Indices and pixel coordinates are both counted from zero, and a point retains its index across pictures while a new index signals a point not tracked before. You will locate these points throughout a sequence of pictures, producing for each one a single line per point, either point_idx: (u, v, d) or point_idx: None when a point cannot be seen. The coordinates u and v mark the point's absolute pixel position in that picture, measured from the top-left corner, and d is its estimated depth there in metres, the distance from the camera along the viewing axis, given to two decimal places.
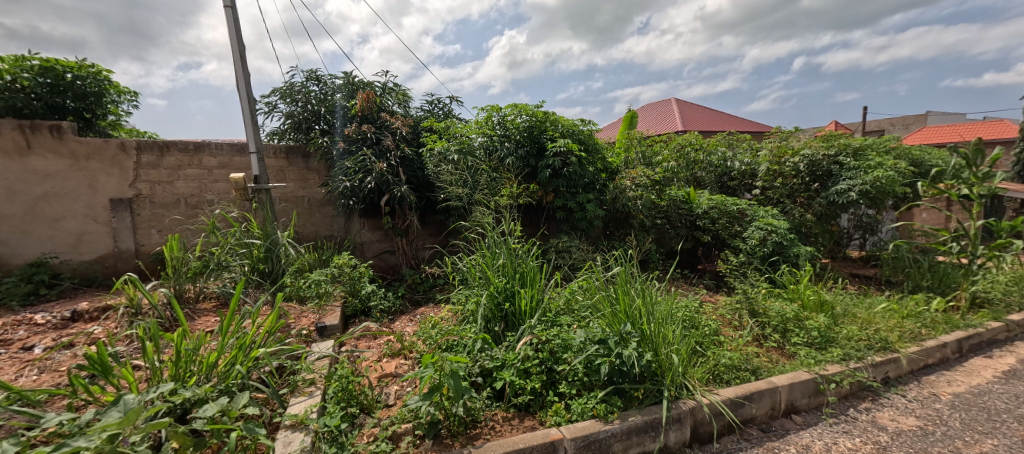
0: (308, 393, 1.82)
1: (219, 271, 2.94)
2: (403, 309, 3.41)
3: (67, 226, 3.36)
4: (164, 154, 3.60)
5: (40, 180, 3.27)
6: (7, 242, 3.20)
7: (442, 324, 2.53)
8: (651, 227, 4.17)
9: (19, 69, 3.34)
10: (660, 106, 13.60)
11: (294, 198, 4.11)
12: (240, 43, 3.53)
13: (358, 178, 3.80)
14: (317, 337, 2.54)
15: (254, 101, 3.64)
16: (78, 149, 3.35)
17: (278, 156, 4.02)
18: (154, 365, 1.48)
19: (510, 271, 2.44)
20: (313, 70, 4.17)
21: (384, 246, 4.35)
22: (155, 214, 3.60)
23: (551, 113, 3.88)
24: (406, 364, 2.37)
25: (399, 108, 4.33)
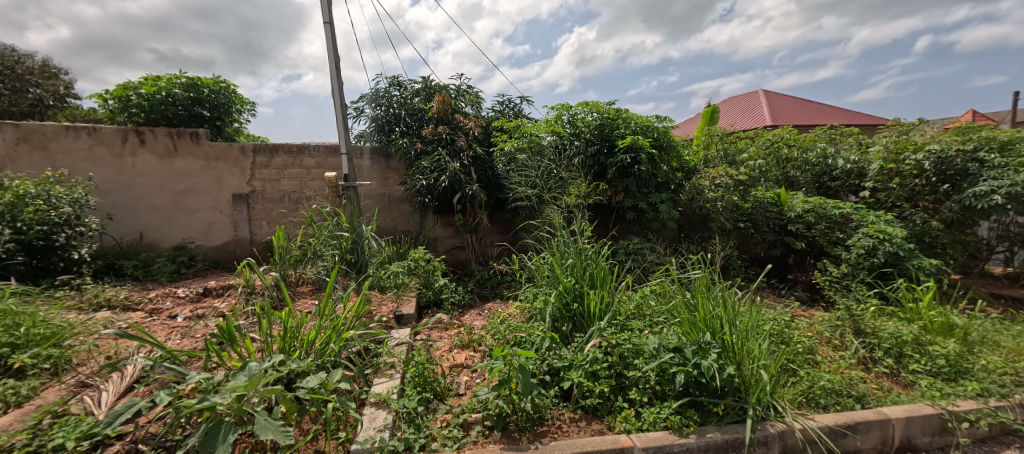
0: (388, 375, 1.97)
1: (315, 259, 3.29)
2: (472, 304, 3.54)
3: (201, 217, 4.00)
4: (273, 155, 4.11)
5: (183, 177, 3.92)
6: (159, 229, 3.90)
7: (510, 320, 2.60)
8: (733, 230, 3.86)
9: (173, 86, 4.07)
10: (746, 99, 12.47)
11: (377, 195, 4.46)
12: (335, 55, 3.91)
13: (434, 177, 4.00)
14: (396, 324, 2.74)
15: (345, 106, 4.01)
16: (210, 151, 3.95)
17: (364, 156, 4.38)
18: (267, 338, 1.70)
19: (578, 272, 2.41)
20: (395, 77, 4.49)
21: (455, 242, 4.54)
22: (266, 208, 4.13)
23: (624, 110, 3.76)
24: (475, 356, 2.47)
25: (471, 109, 4.50)
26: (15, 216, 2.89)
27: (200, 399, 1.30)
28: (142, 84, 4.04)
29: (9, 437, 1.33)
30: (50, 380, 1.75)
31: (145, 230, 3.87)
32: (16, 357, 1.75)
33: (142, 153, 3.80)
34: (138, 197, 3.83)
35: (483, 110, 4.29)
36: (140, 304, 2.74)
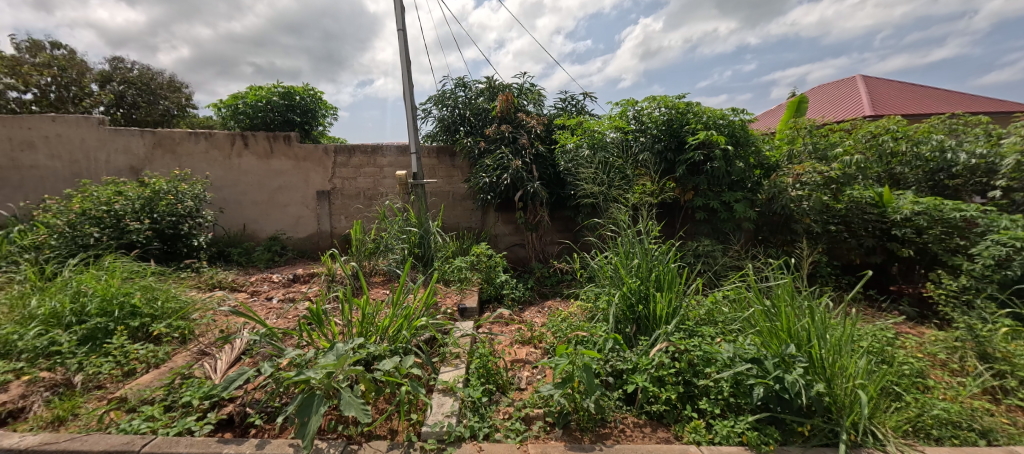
0: (454, 364, 2.05)
1: (386, 252, 3.52)
2: (532, 301, 3.57)
3: (291, 211, 4.46)
4: (351, 155, 4.44)
5: (277, 176, 4.40)
6: (258, 221, 4.43)
7: (571, 319, 2.61)
8: (821, 234, 3.49)
9: (271, 95, 4.61)
10: (840, 86, 11.10)
11: (442, 192, 4.66)
12: (407, 59, 4.14)
13: (497, 174, 4.07)
14: (460, 316, 2.86)
15: (415, 108, 4.23)
16: (299, 152, 4.38)
17: (431, 155, 4.59)
18: (348, 323, 1.86)
19: (644, 273, 2.34)
20: (461, 78, 4.64)
21: (515, 239, 4.59)
22: (344, 203, 4.50)
23: (694, 105, 3.56)
24: (536, 352, 2.50)
25: (533, 108, 4.52)
26: (153, 208, 3.46)
27: (298, 372, 1.47)
28: (248, 95, 4.62)
29: (152, 391, 1.63)
30: (179, 347, 2.08)
31: (247, 222, 4.41)
32: (157, 325, 2.11)
33: (245, 155, 4.33)
34: (242, 193, 4.37)
35: (546, 108, 4.29)
36: (244, 286, 3.13)
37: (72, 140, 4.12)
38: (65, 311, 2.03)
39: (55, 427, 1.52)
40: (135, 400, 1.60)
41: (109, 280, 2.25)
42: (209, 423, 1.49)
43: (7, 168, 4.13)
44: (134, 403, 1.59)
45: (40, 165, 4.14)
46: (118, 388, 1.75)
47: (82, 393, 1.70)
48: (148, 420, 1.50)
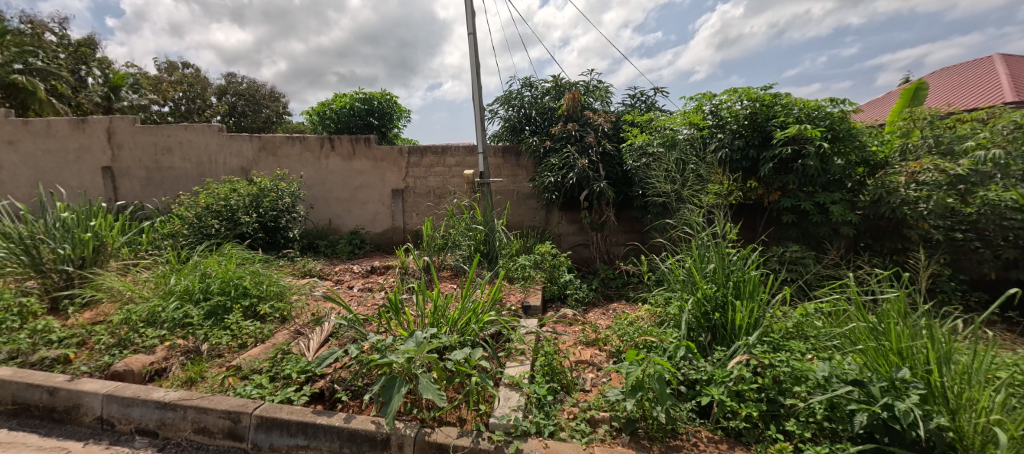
0: (519, 361, 2.09)
1: (454, 248, 3.66)
2: (596, 302, 3.51)
3: (370, 208, 4.83)
4: (423, 155, 4.69)
5: (358, 175, 4.78)
6: (342, 217, 4.87)
7: (638, 323, 2.55)
8: (942, 242, 2.99)
9: (353, 100, 5.08)
10: (973, 69, 9.34)
11: (507, 191, 4.74)
12: (476, 62, 4.27)
13: (562, 174, 4.05)
14: (524, 314, 2.89)
15: (483, 109, 4.35)
16: (377, 153, 4.72)
17: (498, 155, 4.68)
18: (422, 314, 1.98)
19: (721, 279, 2.19)
20: (527, 78, 4.68)
21: (579, 239, 4.54)
22: (416, 201, 4.77)
23: (782, 97, 3.25)
24: (601, 355, 2.46)
25: (600, 105, 4.43)
26: (259, 203, 3.95)
27: (381, 355, 1.60)
28: (335, 101, 5.09)
29: (260, 362, 1.87)
30: (280, 326, 2.37)
31: (333, 218, 4.87)
32: (263, 306, 2.41)
33: (332, 156, 4.77)
34: (329, 191, 4.83)
35: (614, 105, 4.18)
36: (330, 275, 3.46)
37: (199, 145, 4.85)
38: (195, 289, 2.40)
39: (187, 386, 1.81)
40: (247, 369, 1.86)
41: (227, 264, 2.62)
42: (305, 394, 1.68)
43: (152, 170, 4.98)
44: (246, 371, 1.84)
45: (176, 166, 4.94)
46: (234, 357, 2.03)
47: (208, 359, 2.00)
48: (257, 387, 1.73)
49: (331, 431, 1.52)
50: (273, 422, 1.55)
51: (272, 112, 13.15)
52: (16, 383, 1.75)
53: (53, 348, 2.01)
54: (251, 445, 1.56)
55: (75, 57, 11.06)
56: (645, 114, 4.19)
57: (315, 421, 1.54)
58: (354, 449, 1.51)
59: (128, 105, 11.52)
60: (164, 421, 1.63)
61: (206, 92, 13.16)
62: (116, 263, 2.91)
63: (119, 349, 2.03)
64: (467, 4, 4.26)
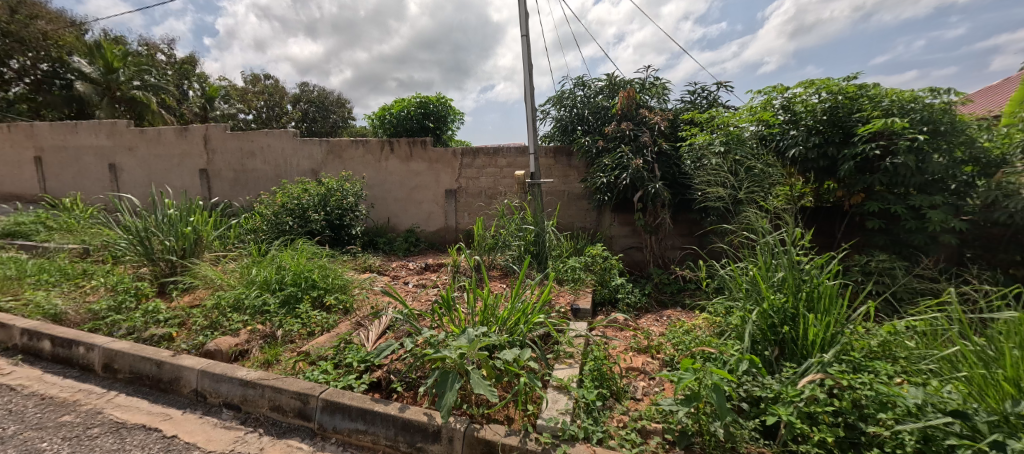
0: (568, 363, 2.07)
1: (504, 248, 3.71)
2: (648, 308, 3.39)
3: (425, 207, 5.03)
4: (476, 157, 4.79)
5: (414, 176, 5.00)
6: (399, 216, 5.12)
7: (696, 332, 2.45)
8: None
9: (411, 104, 5.33)
10: None
11: (557, 192, 4.71)
12: (529, 63, 4.29)
13: (615, 174, 3.93)
14: (573, 317, 2.87)
15: (535, 109, 4.36)
16: (432, 155, 4.91)
17: (549, 156, 4.67)
18: (473, 312, 2.03)
19: (792, 289, 2.01)
20: (580, 77, 4.62)
21: (632, 241, 4.41)
22: (468, 201, 4.89)
23: (869, 88, 2.92)
24: (653, 363, 2.37)
25: (657, 103, 4.27)
26: (326, 202, 4.27)
27: (435, 350, 1.66)
28: (395, 106, 5.36)
29: (326, 350, 2.03)
30: (343, 317, 2.55)
31: (391, 217, 5.14)
32: (329, 297, 2.61)
33: (391, 158, 5.03)
34: (388, 192, 5.10)
35: (672, 102, 4.00)
36: (387, 271, 3.66)
37: (277, 149, 5.35)
38: (272, 279, 2.65)
39: (265, 367, 2.00)
40: (315, 356, 2.02)
41: (299, 258, 2.86)
42: (364, 383, 1.80)
43: (239, 172, 5.58)
44: (314, 357, 2.01)
45: (257, 169, 5.48)
46: (304, 344, 2.22)
47: (282, 344, 2.20)
48: (323, 373, 1.88)
49: (388, 419, 1.61)
50: (336, 406, 1.67)
51: (339, 118, 14.37)
52: (133, 355, 2.04)
53: (160, 327, 2.32)
54: (317, 426, 1.70)
55: (180, 73, 12.68)
56: (706, 111, 3.96)
57: (373, 408, 1.63)
58: (408, 438, 1.58)
59: (220, 114, 13.02)
60: (247, 398, 1.82)
61: (283, 100, 14.48)
62: (209, 254, 3.29)
63: (211, 330, 2.30)
64: (521, 6, 4.30)
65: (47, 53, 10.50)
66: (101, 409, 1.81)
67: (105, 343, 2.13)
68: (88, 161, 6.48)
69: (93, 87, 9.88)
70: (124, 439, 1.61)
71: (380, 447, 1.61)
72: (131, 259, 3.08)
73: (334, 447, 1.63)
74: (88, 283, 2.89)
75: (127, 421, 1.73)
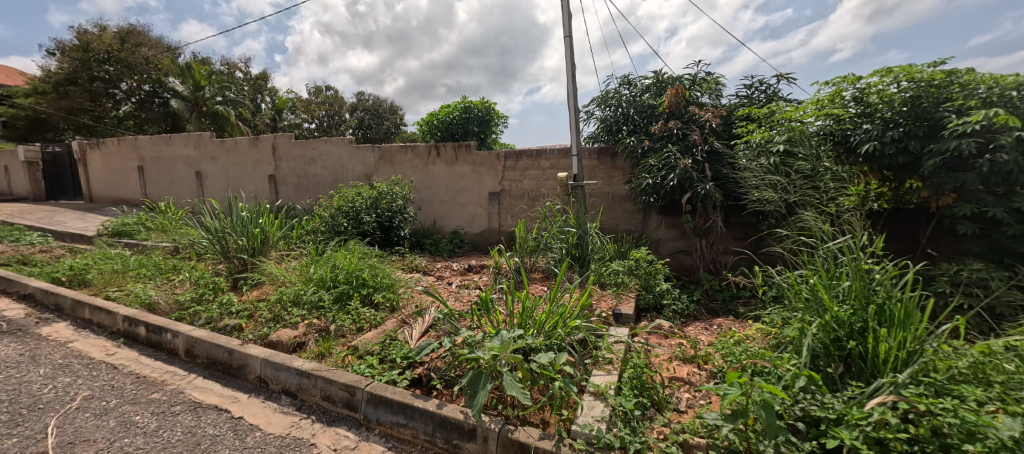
0: (606, 370, 2.02)
1: (546, 251, 3.70)
2: (697, 316, 3.23)
3: (469, 210, 5.15)
4: (518, 159, 4.83)
5: (459, 179, 5.13)
6: (445, 218, 5.28)
7: (748, 344, 2.30)
8: None
9: None
10: None
11: (601, 194, 4.62)
12: (571, 64, 4.25)
13: (661, 175, 3.77)
14: (615, 322, 2.80)
15: (577, 111, 4.32)
16: (477, 158, 5.01)
17: (592, 157, 4.59)
18: (510, 314, 2.04)
19: (860, 301, 1.83)
20: (626, 76, 4.50)
21: (680, 245, 4.25)
22: (511, 203, 4.93)
23: (961, 74, 2.58)
24: (700, 373, 2.26)
25: (709, 99, 4.05)
26: (377, 205, 4.51)
27: (470, 351, 1.71)
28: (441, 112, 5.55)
29: (372, 346, 2.15)
30: (389, 314, 2.68)
31: (437, 219, 5.32)
32: (377, 295, 2.76)
33: (438, 162, 5.20)
34: (434, 194, 5.28)
35: (725, 98, 3.78)
36: (432, 272, 3.80)
37: (335, 155, 5.73)
38: (327, 277, 2.85)
39: (318, 359, 2.16)
40: (362, 350, 2.14)
41: (351, 258, 3.06)
42: (407, 378, 1.89)
43: (301, 177, 6.04)
44: (362, 352, 2.13)
45: (318, 174, 5.90)
46: (353, 339, 2.36)
47: (334, 338, 2.36)
48: (369, 367, 1.99)
49: (426, 415, 1.67)
50: (380, 399, 1.77)
51: (392, 124, 15.16)
52: (209, 343, 2.29)
53: (232, 318, 2.58)
54: (362, 416, 1.80)
55: (254, 87, 14.01)
56: (764, 106, 3.70)
57: (413, 403, 1.70)
58: (445, 435, 1.63)
59: (287, 124, 14.23)
60: (302, 387, 1.97)
61: (343, 109, 15.09)
62: (275, 252, 3.60)
63: (274, 323, 2.51)
64: (564, 7, 4.29)
65: (148, 75, 12.06)
66: (182, 390, 2.05)
67: (188, 331, 2.41)
68: (179, 170, 7.34)
69: (184, 103, 11.19)
70: (199, 417, 1.80)
71: (419, 441, 1.68)
72: (211, 256, 3.46)
73: (377, 438, 1.72)
74: (176, 277, 3.29)
75: (202, 401, 1.94)
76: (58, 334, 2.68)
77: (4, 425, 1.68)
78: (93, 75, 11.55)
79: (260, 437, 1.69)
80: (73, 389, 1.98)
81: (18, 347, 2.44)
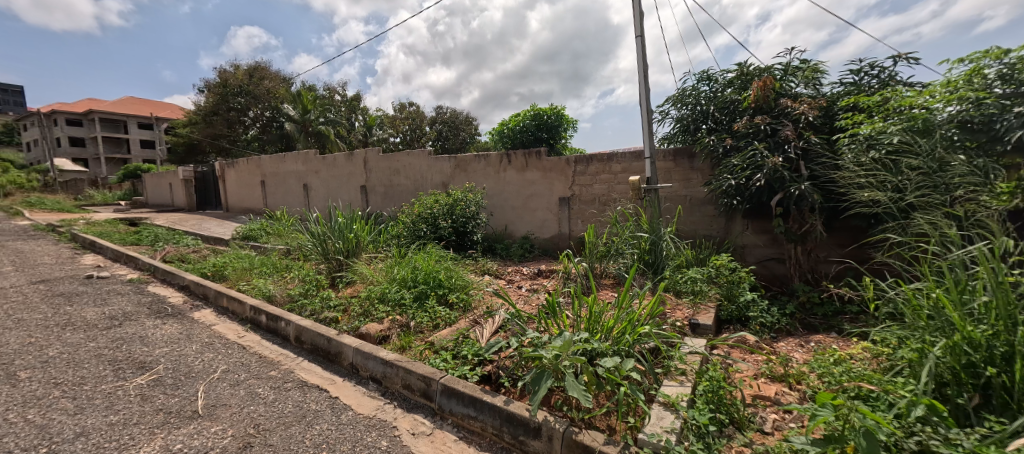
0: (679, 381, 1.92)
1: (616, 256, 3.60)
2: (790, 331, 2.91)
3: (539, 215, 5.23)
4: (589, 164, 4.79)
5: (530, 185, 5.24)
6: (516, 224, 5.42)
7: (851, 364, 2.03)
8: None
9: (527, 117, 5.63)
10: None
11: (678, 197, 4.39)
12: (644, 64, 4.13)
13: (746, 176, 3.46)
14: (691, 332, 2.65)
15: (650, 111, 4.16)
16: (546, 165, 5.08)
17: (667, 158, 4.39)
18: (577, 318, 2.06)
19: (1004, 321, 1.51)
20: (705, 71, 4.23)
21: (770, 252, 3.89)
22: (581, 208, 4.91)
23: None
24: (791, 393, 2.03)
25: (806, 89, 3.64)
26: (452, 212, 4.79)
27: (535, 350, 1.77)
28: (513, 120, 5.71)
29: (447, 342, 2.32)
30: (463, 313, 2.85)
31: (509, 225, 5.48)
32: (452, 296, 2.96)
33: (509, 170, 5.37)
34: (506, 201, 5.45)
35: (825, 87, 3.37)
36: (503, 275, 3.93)
37: (416, 166, 6.22)
38: (409, 278, 3.12)
39: (400, 351, 2.37)
40: (439, 345, 2.32)
41: (428, 260, 3.32)
42: (477, 374, 2.00)
43: (388, 187, 6.64)
44: (438, 347, 2.31)
45: (401, 184, 6.44)
46: (430, 335, 2.55)
47: (414, 333, 2.56)
48: (444, 361, 2.15)
49: (494, 409, 1.75)
50: (452, 391, 1.90)
51: (466, 135, 16.14)
52: (313, 331, 2.64)
53: (330, 311, 2.95)
54: (437, 406, 1.94)
55: (350, 108, 15.78)
56: (876, 93, 3.22)
57: (482, 398, 1.80)
58: (511, 431, 1.70)
59: (377, 139, 15.81)
60: (387, 376, 2.18)
61: (423, 123, 16.39)
62: (366, 254, 4.02)
63: (364, 317, 2.82)
64: (635, 6, 4.19)
65: (268, 103, 14.21)
66: (293, 369, 2.40)
67: (297, 320, 2.80)
68: (291, 183, 8.52)
69: (295, 125, 12.99)
70: (306, 394, 2.10)
71: (487, 434, 1.77)
72: (315, 257, 3.97)
73: (450, 427, 1.85)
74: (288, 275, 3.83)
75: (308, 381, 2.26)
76: (205, 318, 3.29)
77: (170, 387, 2.12)
78: (230, 106, 13.94)
79: (352, 416, 1.91)
80: (216, 363, 2.44)
81: (178, 327, 3.05)
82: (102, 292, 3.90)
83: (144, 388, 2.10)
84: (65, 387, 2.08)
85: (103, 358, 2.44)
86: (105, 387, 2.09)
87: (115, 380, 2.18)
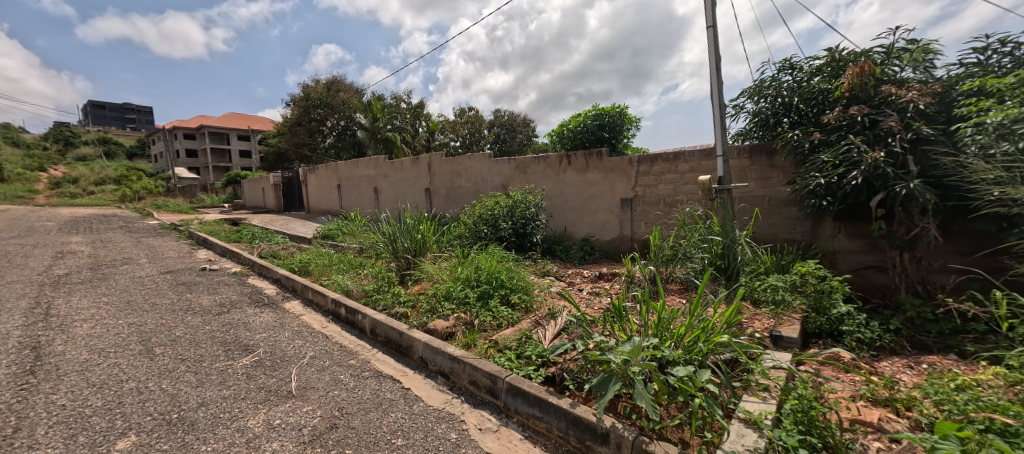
0: (761, 397, 1.78)
1: (684, 260, 3.42)
2: (895, 350, 2.56)
3: (600, 217, 5.12)
4: (653, 163, 4.60)
5: (590, 186, 5.15)
6: (575, 225, 5.36)
7: (979, 393, 1.73)
8: None
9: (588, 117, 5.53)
10: None
11: (754, 198, 4.06)
12: (716, 57, 3.87)
13: (839, 173, 3.09)
14: (771, 345, 2.43)
15: (723, 106, 3.90)
16: (608, 165, 4.96)
17: (743, 156, 4.08)
18: (645, 323, 1.98)
19: None
20: (787, 60, 3.87)
21: (867, 259, 3.47)
22: (645, 210, 4.73)
23: None
24: (899, 420, 1.78)
25: (914, 73, 3.20)
26: (513, 213, 4.86)
27: (602, 354, 1.75)
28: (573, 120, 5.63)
29: (510, 342, 2.35)
30: (524, 314, 2.88)
31: (569, 226, 5.43)
32: (514, 296, 3.00)
33: (569, 171, 5.32)
34: (565, 202, 5.41)
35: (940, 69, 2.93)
36: (564, 277, 3.90)
37: (477, 169, 6.39)
38: (472, 277, 3.21)
39: (465, 348, 2.45)
40: (502, 345, 2.36)
41: (490, 260, 3.40)
42: (542, 375, 2.01)
43: (450, 189, 6.89)
44: (502, 346, 2.35)
45: (463, 186, 6.66)
46: (494, 334, 2.61)
47: (478, 331, 2.64)
48: (508, 360, 2.18)
49: (560, 412, 1.75)
50: (517, 390, 1.92)
51: (524, 137, 16.27)
52: (386, 325, 2.82)
53: (400, 307, 3.13)
54: (503, 404, 1.98)
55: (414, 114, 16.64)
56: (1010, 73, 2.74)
57: (548, 399, 1.80)
58: (578, 434, 1.68)
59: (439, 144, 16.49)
60: (454, 371, 2.27)
61: (482, 127, 16.83)
62: (431, 253, 4.21)
63: (431, 313, 2.96)
64: None
65: (343, 113, 15.46)
66: (369, 359, 2.59)
67: (371, 314, 3.01)
68: (363, 187, 9.18)
69: (366, 133, 13.99)
70: (381, 384, 2.25)
71: (553, 436, 1.77)
72: (385, 255, 4.25)
73: (515, 426, 1.87)
74: (362, 271, 4.13)
75: (382, 371, 2.42)
76: (294, 308, 3.66)
77: (269, 368, 2.39)
78: (311, 117, 15.37)
79: (422, 407, 2.01)
80: (304, 349, 2.70)
81: (272, 315, 3.42)
82: (213, 282, 4.50)
83: (248, 368, 2.39)
84: (189, 362, 2.43)
85: (216, 340, 2.81)
86: (218, 365, 2.41)
87: (225, 359, 2.50)
